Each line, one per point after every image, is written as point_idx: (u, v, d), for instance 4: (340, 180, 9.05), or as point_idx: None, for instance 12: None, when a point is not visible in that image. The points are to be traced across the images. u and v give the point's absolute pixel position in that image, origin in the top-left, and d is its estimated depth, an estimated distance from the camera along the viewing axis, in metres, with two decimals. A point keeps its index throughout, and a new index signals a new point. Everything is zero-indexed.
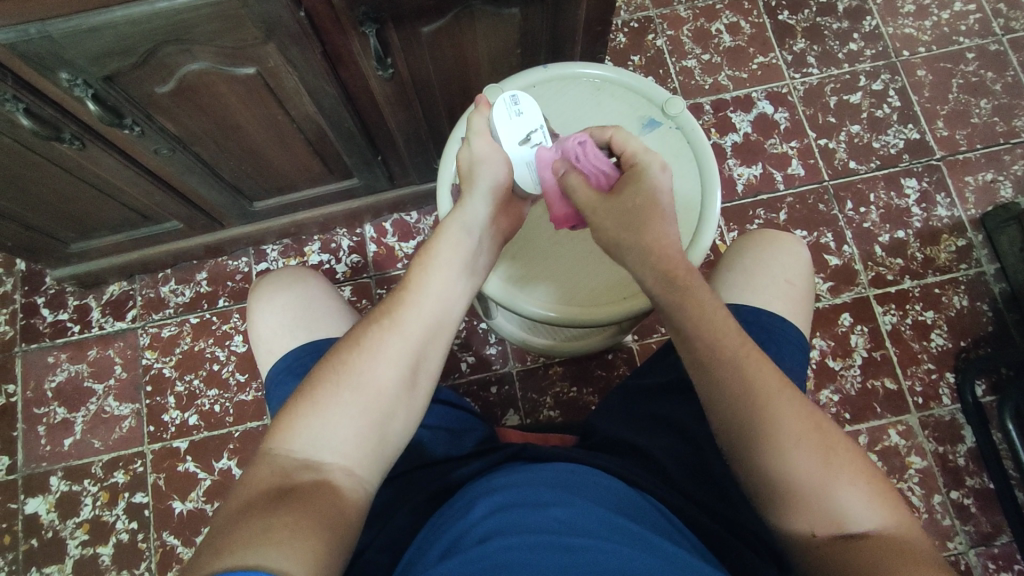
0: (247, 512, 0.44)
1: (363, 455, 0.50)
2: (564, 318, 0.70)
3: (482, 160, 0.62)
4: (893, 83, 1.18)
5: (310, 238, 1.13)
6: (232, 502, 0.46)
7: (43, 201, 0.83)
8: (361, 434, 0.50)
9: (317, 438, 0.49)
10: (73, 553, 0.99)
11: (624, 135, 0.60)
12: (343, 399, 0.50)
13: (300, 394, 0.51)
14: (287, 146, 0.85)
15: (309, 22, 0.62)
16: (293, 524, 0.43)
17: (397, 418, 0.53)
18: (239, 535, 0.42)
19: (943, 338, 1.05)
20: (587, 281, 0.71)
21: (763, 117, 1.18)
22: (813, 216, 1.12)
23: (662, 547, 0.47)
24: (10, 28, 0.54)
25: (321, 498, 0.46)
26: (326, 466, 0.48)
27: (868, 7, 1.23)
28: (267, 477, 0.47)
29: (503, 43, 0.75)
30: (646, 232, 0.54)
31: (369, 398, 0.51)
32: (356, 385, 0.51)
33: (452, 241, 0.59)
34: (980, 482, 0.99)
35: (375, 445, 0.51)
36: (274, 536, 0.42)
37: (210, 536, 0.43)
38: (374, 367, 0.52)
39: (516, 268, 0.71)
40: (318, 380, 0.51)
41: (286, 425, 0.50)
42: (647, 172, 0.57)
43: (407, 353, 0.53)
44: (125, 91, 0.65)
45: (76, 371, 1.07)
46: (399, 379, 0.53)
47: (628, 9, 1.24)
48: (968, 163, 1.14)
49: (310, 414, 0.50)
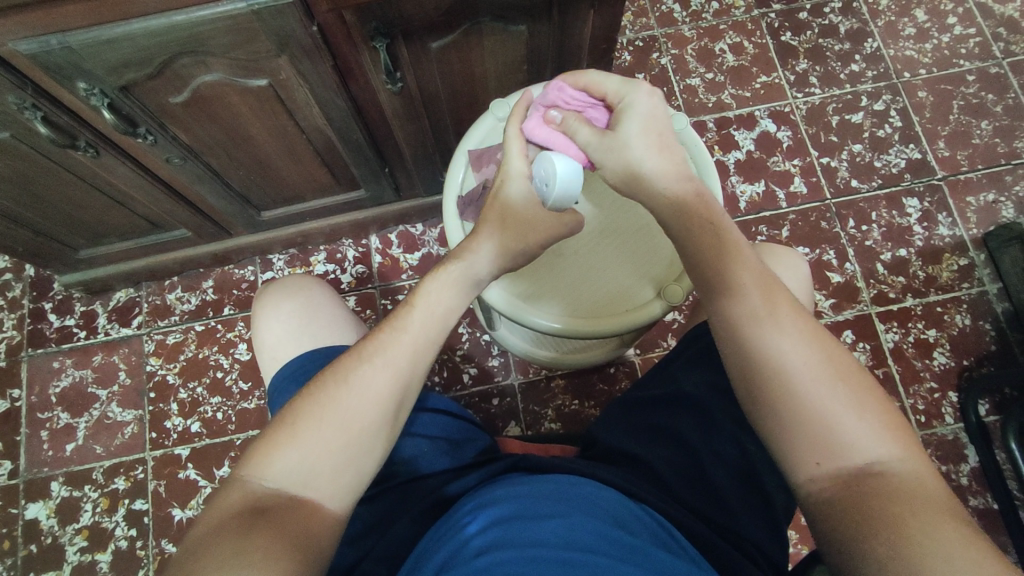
0: (218, 533, 0.45)
1: (336, 490, 0.49)
2: (577, 330, 0.70)
3: (515, 178, 0.61)
4: (894, 103, 1.20)
5: (316, 248, 1.14)
6: (204, 520, 0.47)
7: (55, 207, 0.84)
8: (336, 470, 0.49)
9: (296, 469, 0.48)
10: (71, 559, 0.99)
11: (598, 76, 0.60)
12: (325, 433, 0.49)
13: (282, 421, 0.50)
14: (296, 156, 0.86)
15: (321, 36, 0.64)
16: (265, 547, 0.44)
17: (374, 455, 0.51)
18: (210, 554, 0.43)
19: (946, 356, 1.05)
20: (596, 293, 0.71)
21: (766, 135, 1.19)
22: (815, 234, 1.13)
23: (660, 560, 0.47)
24: (32, 39, 0.56)
25: (292, 529, 0.45)
26: (299, 497, 0.47)
27: (869, 29, 1.24)
28: (240, 501, 0.47)
29: (511, 59, 0.76)
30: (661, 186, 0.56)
31: (349, 434, 0.49)
32: (339, 418, 0.49)
33: (455, 276, 0.57)
34: (983, 502, 0.98)
35: (354, 476, 0.50)
36: (246, 555, 0.43)
37: (185, 554, 0.44)
38: (360, 400, 0.50)
39: (526, 283, 0.72)
40: (300, 409, 0.50)
41: (264, 453, 0.48)
42: (637, 106, 0.57)
43: (393, 394, 0.51)
44: (140, 101, 0.67)
45: (81, 376, 1.08)
46: (384, 413, 0.51)
47: (633, 28, 1.26)
48: (970, 183, 1.15)
49: (290, 444, 0.48)
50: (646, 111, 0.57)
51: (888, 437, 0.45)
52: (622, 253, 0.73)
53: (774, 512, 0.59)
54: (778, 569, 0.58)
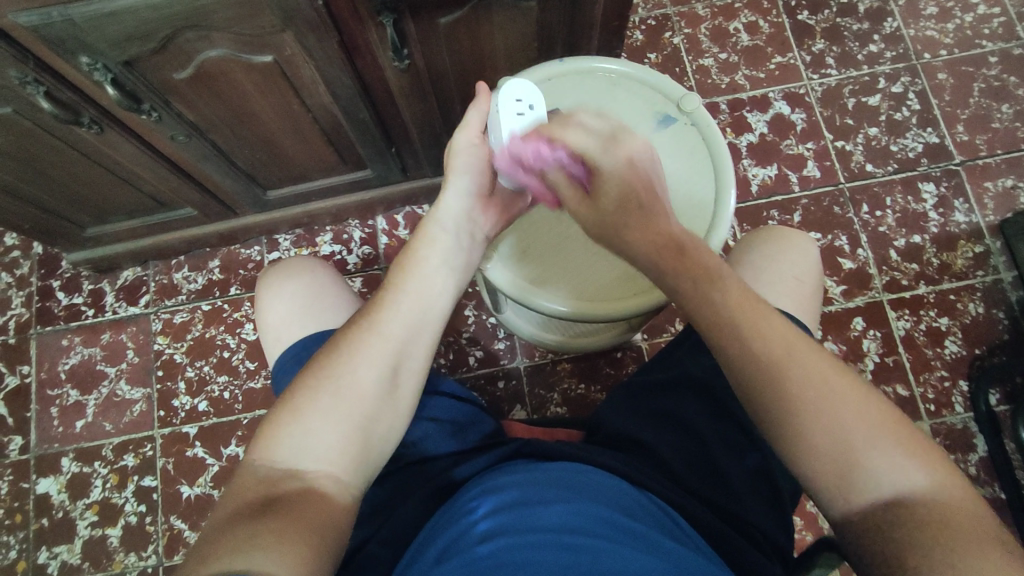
0: (233, 520, 0.44)
1: (346, 461, 0.49)
2: (612, 313, 0.69)
3: (467, 148, 0.61)
4: (913, 85, 1.17)
5: (322, 228, 1.13)
6: (220, 512, 0.46)
7: (60, 184, 0.84)
8: (343, 439, 0.49)
9: (299, 445, 0.48)
10: (83, 534, 1.00)
11: (575, 131, 0.54)
12: (321, 404, 0.50)
13: (282, 402, 0.51)
14: (302, 135, 0.85)
15: (327, 12, 0.62)
16: (279, 529, 0.43)
17: (380, 420, 0.51)
18: (225, 540, 0.42)
19: (958, 344, 1.04)
20: (620, 272, 0.70)
21: (779, 117, 1.16)
22: (827, 219, 1.11)
23: (667, 548, 0.47)
24: (33, 12, 0.55)
25: (306, 506, 0.45)
26: (309, 474, 0.48)
27: (890, 8, 1.21)
28: (253, 486, 0.47)
29: (520, 36, 0.75)
30: (636, 234, 0.51)
31: (349, 402, 0.50)
32: (334, 389, 0.50)
33: (435, 244, 0.58)
34: (991, 492, 0.98)
35: (359, 447, 0.50)
36: (260, 540, 0.42)
37: (198, 543, 0.43)
38: (353, 369, 0.51)
39: (545, 273, 0.71)
40: (299, 387, 0.50)
41: (268, 435, 0.49)
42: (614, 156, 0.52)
43: (386, 354, 0.52)
44: (144, 76, 0.66)
45: (89, 354, 1.08)
46: (380, 379, 0.52)
47: (645, 7, 1.23)
48: (988, 168, 1.12)
49: (290, 421, 0.49)
50: (622, 168, 0.52)
51: (909, 459, 0.45)
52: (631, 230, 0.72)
53: (782, 501, 0.59)
54: (784, 557, 0.58)
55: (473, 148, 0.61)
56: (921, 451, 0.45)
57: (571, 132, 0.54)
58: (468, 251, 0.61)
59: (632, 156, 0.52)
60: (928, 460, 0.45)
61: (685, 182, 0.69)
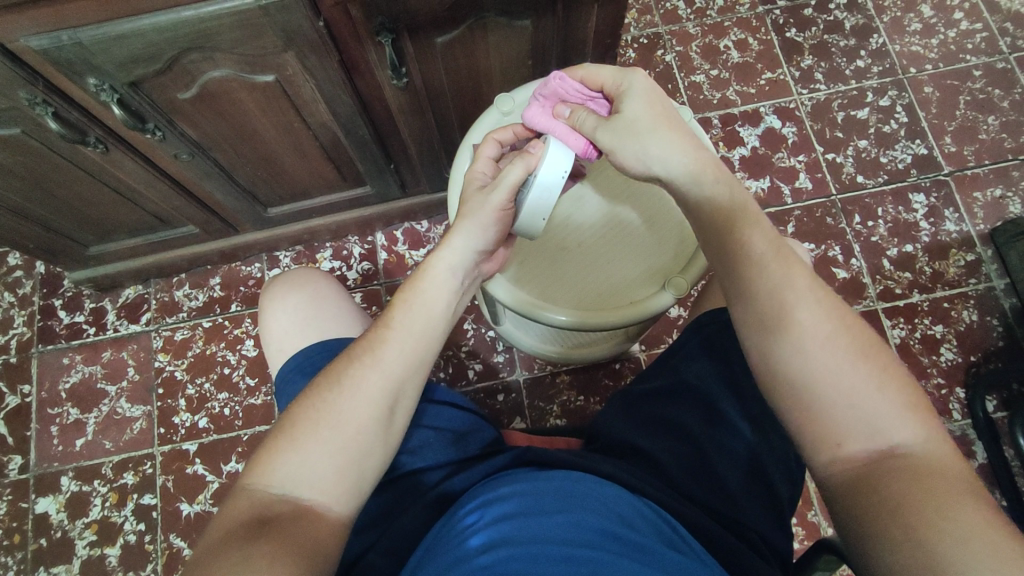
0: (229, 540, 0.45)
1: (342, 492, 0.49)
2: (617, 321, 0.69)
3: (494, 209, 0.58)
4: (900, 99, 1.20)
5: (323, 245, 1.15)
6: (217, 528, 0.48)
7: (64, 204, 0.85)
8: (338, 470, 0.49)
9: (296, 473, 0.48)
10: (81, 553, 1.00)
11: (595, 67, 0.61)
12: (321, 435, 0.50)
13: (282, 429, 0.51)
14: (303, 153, 0.87)
15: (327, 31, 0.64)
16: (272, 553, 0.44)
17: (378, 451, 0.52)
18: (221, 562, 0.43)
19: (953, 352, 1.05)
20: (621, 282, 0.72)
21: (771, 131, 1.19)
22: (820, 229, 1.12)
23: (663, 556, 0.48)
24: (43, 35, 0.57)
25: (298, 534, 0.46)
26: (304, 500, 0.48)
27: (875, 25, 1.24)
28: (249, 507, 0.47)
29: (515, 54, 0.77)
30: (660, 150, 0.55)
31: (347, 435, 0.50)
32: (334, 421, 0.50)
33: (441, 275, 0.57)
34: (991, 499, 0.98)
35: (356, 477, 0.50)
36: (253, 564, 0.43)
37: (197, 560, 0.45)
38: (353, 402, 0.51)
39: (546, 286, 0.72)
40: (297, 416, 0.51)
41: (266, 460, 0.49)
42: (636, 86, 0.58)
43: (388, 387, 0.52)
44: (149, 97, 0.68)
45: (90, 372, 1.09)
46: (380, 413, 0.52)
47: (638, 25, 1.26)
48: (977, 178, 1.14)
49: (289, 450, 0.49)
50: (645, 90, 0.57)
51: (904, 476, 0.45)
52: (627, 241, 0.73)
53: (780, 504, 0.60)
54: (783, 559, 0.59)
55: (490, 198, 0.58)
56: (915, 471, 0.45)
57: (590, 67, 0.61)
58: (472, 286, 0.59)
59: (647, 78, 0.58)
60: (922, 417, 0.46)
61: None
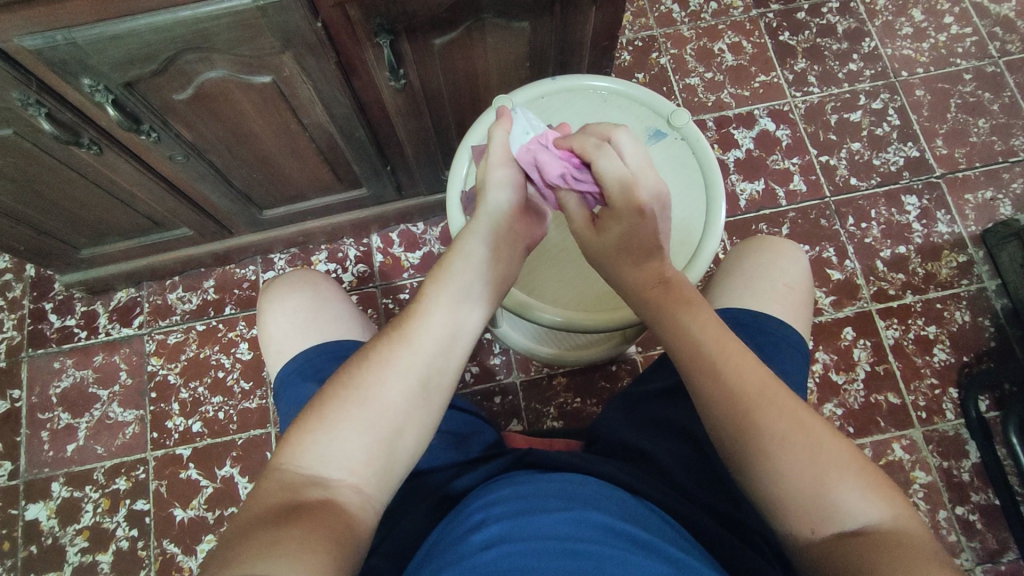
0: (256, 526, 0.43)
1: (371, 473, 0.49)
2: (601, 322, 0.70)
3: (498, 168, 0.62)
4: (892, 102, 1.21)
5: (318, 247, 1.14)
6: (242, 517, 0.46)
7: (56, 206, 0.84)
8: (369, 451, 0.49)
9: (326, 454, 0.48)
10: (73, 561, 0.98)
11: (604, 163, 0.56)
12: (350, 413, 0.49)
13: (310, 410, 0.50)
14: (299, 155, 0.87)
15: (325, 33, 0.64)
16: (301, 537, 0.42)
17: (408, 434, 0.51)
18: (248, 545, 0.41)
19: (946, 352, 1.06)
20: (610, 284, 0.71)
21: (765, 134, 1.20)
22: (815, 231, 1.13)
23: (667, 554, 0.47)
24: (37, 35, 0.56)
25: (328, 517, 0.45)
26: (333, 480, 0.47)
27: (867, 28, 1.26)
28: (276, 493, 0.46)
29: (513, 55, 0.77)
30: (632, 271, 0.57)
31: (377, 414, 0.50)
32: (364, 399, 0.50)
33: (469, 256, 0.58)
34: (985, 498, 0.98)
35: (385, 459, 0.50)
36: (284, 549, 0.41)
37: (219, 547, 0.42)
38: (384, 382, 0.51)
39: (535, 284, 0.72)
40: (326, 396, 0.50)
41: (295, 441, 0.49)
42: (622, 219, 0.56)
43: (418, 366, 0.52)
44: (144, 98, 0.67)
45: (81, 377, 1.08)
46: (410, 394, 0.51)
47: (632, 28, 1.27)
48: (968, 180, 1.15)
49: (318, 430, 0.49)
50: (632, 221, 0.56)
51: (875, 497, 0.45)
52: None
53: None
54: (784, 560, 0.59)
55: (506, 167, 0.62)
56: (887, 491, 0.46)
57: (601, 154, 0.56)
58: (497, 265, 0.60)
59: (649, 201, 0.55)
60: (886, 485, 0.46)
61: (677, 198, 0.71)
